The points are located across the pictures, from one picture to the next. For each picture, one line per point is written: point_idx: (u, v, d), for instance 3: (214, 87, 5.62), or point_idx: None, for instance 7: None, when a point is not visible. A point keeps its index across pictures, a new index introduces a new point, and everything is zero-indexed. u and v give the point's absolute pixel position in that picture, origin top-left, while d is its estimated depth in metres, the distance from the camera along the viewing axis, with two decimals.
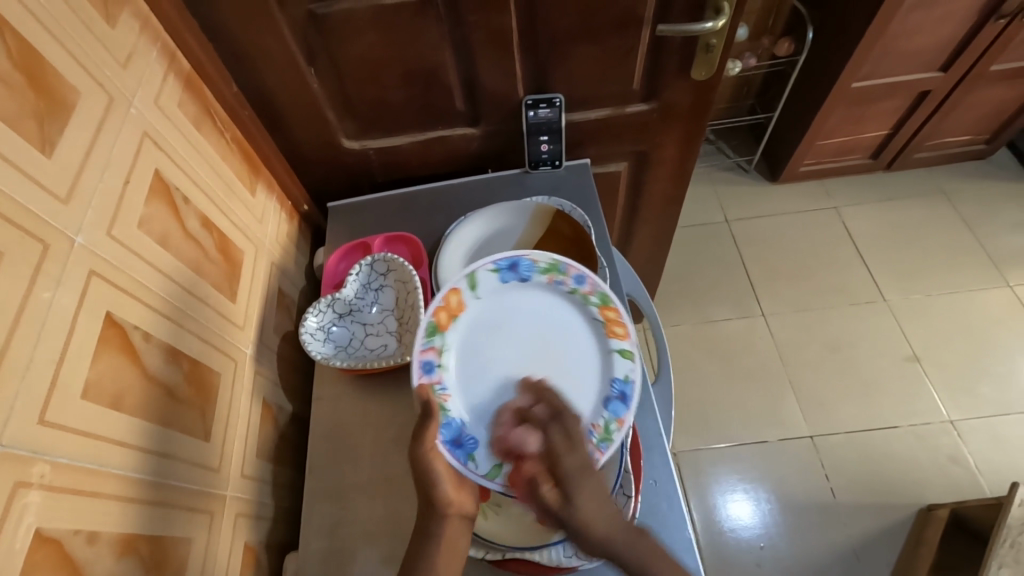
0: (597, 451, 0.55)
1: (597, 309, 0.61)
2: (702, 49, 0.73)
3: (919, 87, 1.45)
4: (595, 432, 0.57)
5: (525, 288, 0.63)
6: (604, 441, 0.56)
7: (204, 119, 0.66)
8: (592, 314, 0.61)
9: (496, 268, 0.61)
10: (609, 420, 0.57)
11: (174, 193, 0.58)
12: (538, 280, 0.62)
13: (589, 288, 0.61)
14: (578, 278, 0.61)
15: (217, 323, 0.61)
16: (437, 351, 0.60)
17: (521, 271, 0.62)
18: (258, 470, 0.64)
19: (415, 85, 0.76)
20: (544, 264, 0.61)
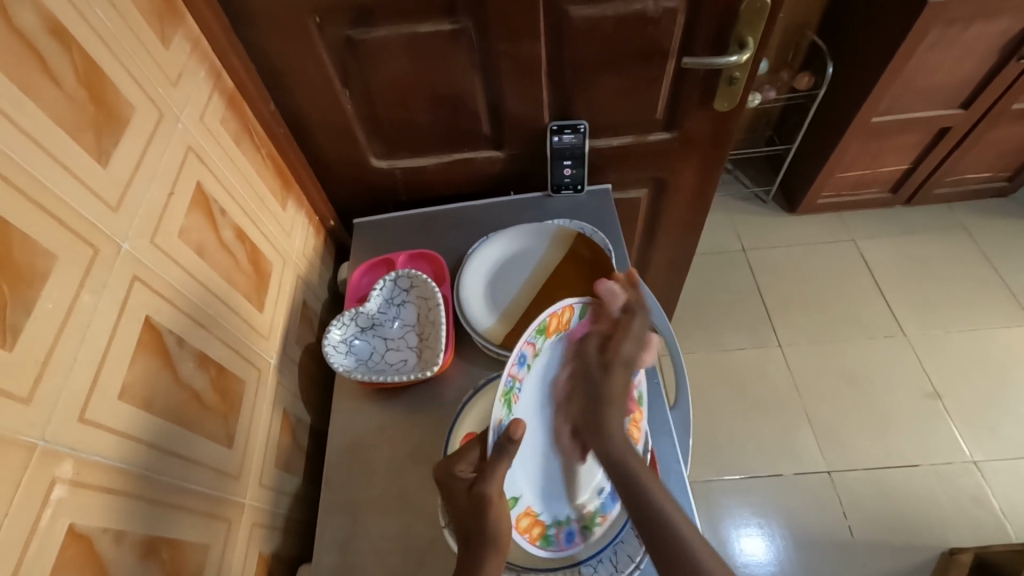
0: (580, 536, 0.57)
1: (627, 402, 0.64)
2: (725, 82, 0.75)
3: (939, 124, 1.45)
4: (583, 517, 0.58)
5: (597, 354, 0.63)
6: (588, 529, 0.58)
7: (243, 135, 0.68)
8: (622, 403, 0.64)
9: (586, 310, 0.62)
10: (597, 510, 0.59)
11: (213, 204, 0.60)
12: (615, 348, 0.64)
13: (636, 385, 0.65)
14: (634, 370, 0.64)
15: (243, 331, 0.62)
16: (535, 348, 0.57)
17: (611, 332, 0.63)
18: (274, 480, 0.65)
19: (442, 109, 0.78)
20: (622, 338, 0.64)
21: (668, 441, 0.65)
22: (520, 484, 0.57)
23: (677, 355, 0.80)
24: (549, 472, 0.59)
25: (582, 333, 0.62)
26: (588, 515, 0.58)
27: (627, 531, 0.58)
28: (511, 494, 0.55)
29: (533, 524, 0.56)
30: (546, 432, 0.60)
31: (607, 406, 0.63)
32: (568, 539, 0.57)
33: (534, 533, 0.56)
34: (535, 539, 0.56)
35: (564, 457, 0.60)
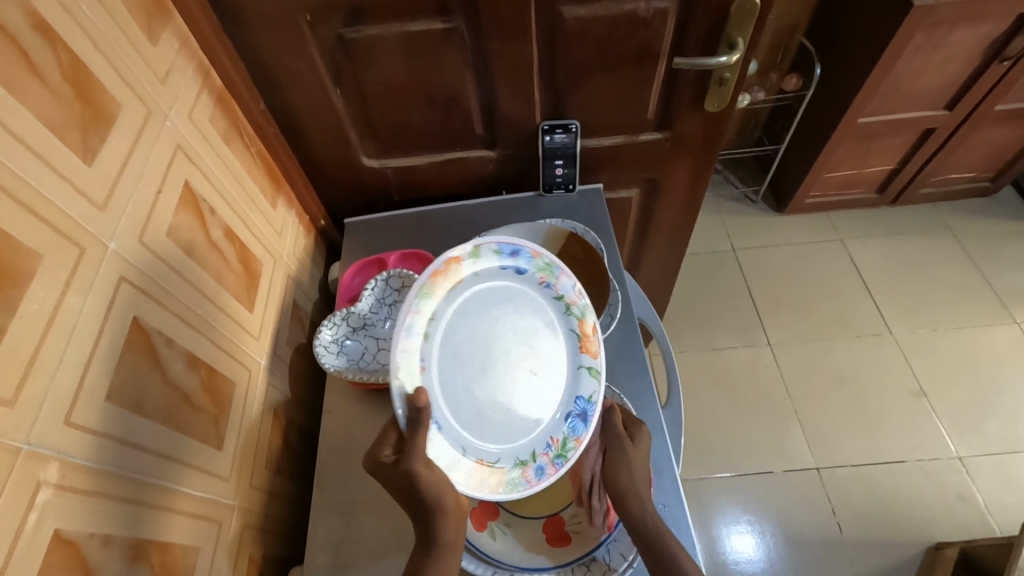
0: (554, 467, 0.58)
1: (576, 322, 0.62)
2: (715, 82, 0.75)
3: (924, 125, 1.47)
4: (552, 447, 0.59)
5: (510, 296, 0.63)
6: (560, 458, 0.58)
7: (233, 134, 0.68)
8: (571, 324, 0.62)
9: (496, 252, 0.62)
10: (567, 437, 0.59)
11: (202, 203, 0.59)
12: (531, 276, 0.63)
13: (575, 298, 0.62)
14: (567, 285, 0.62)
15: (233, 332, 0.62)
16: (422, 314, 0.58)
17: (517, 263, 0.62)
18: (265, 482, 0.64)
19: (435, 109, 0.78)
20: (539, 263, 0.62)
21: (661, 439, 0.65)
22: (462, 441, 0.58)
23: (670, 355, 0.81)
24: (493, 418, 0.59)
25: (480, 280, 0.62)
26: (557, 445, 0.59)
27: (620, 529, 0.58)
28: (448, 456, 0.57)
29: (487, 474, 0.58)
30: (489, 387, 0.60)
31: (544, 333, 0.62)
32: (539, 475, 0.58)
33: (491, 482, 0.58)
34: (498, 488, 0.57)
35: (510, 399, 0.60)
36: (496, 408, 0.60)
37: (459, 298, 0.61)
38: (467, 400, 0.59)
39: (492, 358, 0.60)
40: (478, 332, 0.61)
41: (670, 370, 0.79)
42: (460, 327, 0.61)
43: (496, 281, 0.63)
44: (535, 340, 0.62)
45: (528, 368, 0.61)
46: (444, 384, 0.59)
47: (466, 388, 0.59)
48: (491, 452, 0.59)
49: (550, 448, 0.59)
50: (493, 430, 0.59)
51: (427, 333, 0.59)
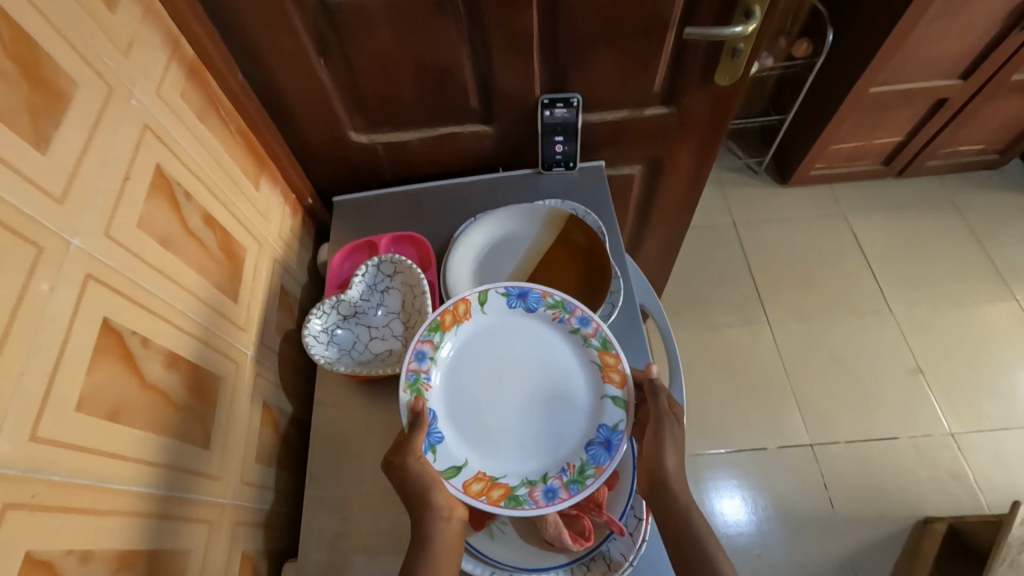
0: (568, 491, 0.55)
1: (597, 352, 0.61)
2: (727, 54, 0.70)
3: (936, 96, 1.42)
4: (568, 471, 0.57)
5: (522, 329, 0.63)
6: (576, 483, 0.56)
7: (208, 110, 0.63)
8: (592, 356, 0.61)
9: (506, 293, 0.63)
10: (586, 464, 0.57)
11: (176, 188, 0.55)
12: (543, 313, 0.63)
13: (593, 330, 0.61)
14: (582, 319, 0.62)
15: (218, 325, 0.59)
16: (434, 345, 0.61)
17: (528, 302, 0.63)
18: (258, 476, 0.62)
19: (427, 82, 0.73)
20: (551, 299, 0.62)
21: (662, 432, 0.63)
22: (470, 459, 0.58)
23: (671, 339, 0.79)
24: (504, 444, 0.59)
25: (492, 317, 0.63)
26: (573, 470, 0.56)
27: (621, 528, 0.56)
28: (450, 465, 0.57)
29: (488, 487, 0.56)
30: (500, 414, 0.60)
31: (562, 365, 0.61)
32: (547, 498, 0.55)
33: (494, 495, 0.56)
34: (498, 500, 0.56)
35: (522, 426, 0.59)
36: (508, 434, 0.59)
37: (470, 333, 0.63)
38: (478, 425, 0.59)
39: (506, 388, 0.61)
40: (492, 364, 0.62)
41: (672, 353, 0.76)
42: (472, 359, 0.62)
43: (508, 316, 0.63)
44: (553, 371, 0.61)
45: (544, 400, 0.60)
46: (454, 410, 0.60)
47: (478, 413, 0.60)
48: (499, 470, 0.58)
49: (565, 473, 0.57)
50: (503, 452, 0.58)
51: (437, 360, 0.61)
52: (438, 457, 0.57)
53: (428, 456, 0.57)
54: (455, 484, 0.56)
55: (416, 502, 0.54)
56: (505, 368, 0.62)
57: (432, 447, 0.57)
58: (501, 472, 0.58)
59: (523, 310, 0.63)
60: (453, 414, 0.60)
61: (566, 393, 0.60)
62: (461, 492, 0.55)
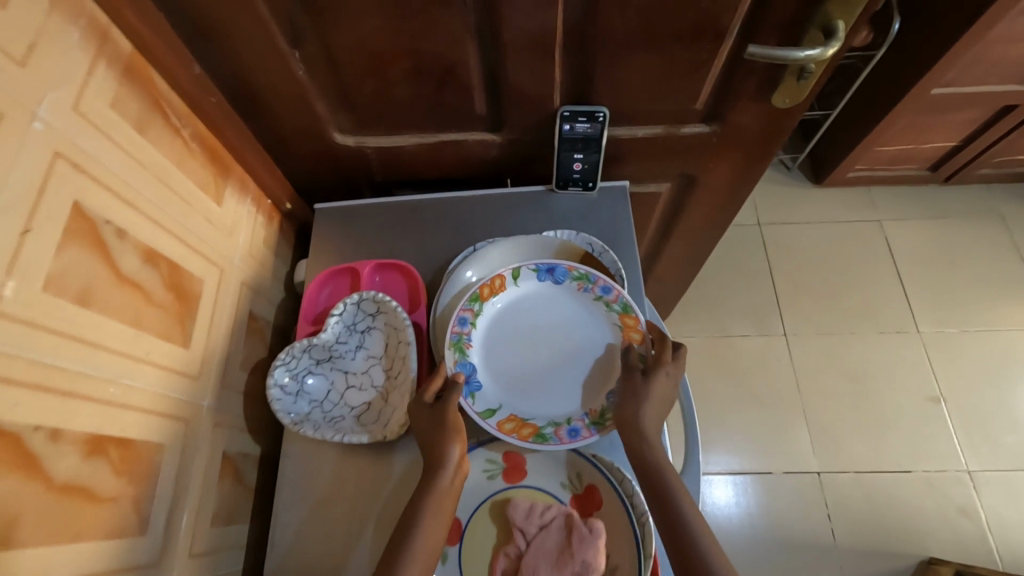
0: (590, 431, 0.55)
1: (618, 315, 0.58)
2: (794, 74, 0.57)
3: (1004, 100, 1.26)
4: (589, 415, 0.56)
5: (552, 297, 0.60)
6: (597, 424, 0.55)
7: (151, 117, 0.51)
8: (614, 318, 0.59)
9: (535, 269, 0.60)
10: (606, 406, 0.56)
11: (103, 228, 0.45)
12: (567, 286, 0.60)
13: (614, 297, 0.58)
14: (604, 288, 0.59)
15: (159, 382, 0.50)
16: (474, 314, 0.60)
17: (555, 276, 0.60)
18: (209, 541, 0.55)
19: (424, 83, 0.61)
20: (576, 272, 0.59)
21: None
22: (502, 403, 0.57)
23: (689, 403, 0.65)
24: (534, 394, 0.57)
25: (524, 288, 0.61)
26: (594, 413, 0.56)
27: None
28: (483, 407, 0.56)
29: (519, 425, 0.55)
30: (530, 368, 0.58)
31: (589, 325, 0.59)
32: (572, 435, 0.55)
33: (524, 433, 0.55)
34: (528, 437, 0.55)
35: (550, 379, 0.58)
36: (537, 386, 0.58)
37: (504, 302, 0.61)
38: (511, 378, 0.58)
39: (537, 346, 0.59)
40: (524, 327, 0.60)
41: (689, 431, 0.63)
42: (505, 322, 0.60)
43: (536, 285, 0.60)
44: (582, 330, 0.59)
45: (571, 355, 0.59)
46: (490, 366, 0.58)
47: (509, 368, 0.58)
48: (527, 411, 0.57)
49: (587, 415, 0.56)
50: (533, 397, 0.57)
51: (476, 326, 0.60)
52: (471, 400, 0.56)
53: (467, 400, 0.56)
54: (490, 424, 0.55)
55: (429, 453, 0.51)
56: (536, 328, 0.60)
57: (471, 393, 0.57)
58: (529, 413, 0.57)
59: (550, 284, 0.60)
60: (489, 371, 0.58)
61: (593, 349, 0.59)
62: (495, 430, 0.54)
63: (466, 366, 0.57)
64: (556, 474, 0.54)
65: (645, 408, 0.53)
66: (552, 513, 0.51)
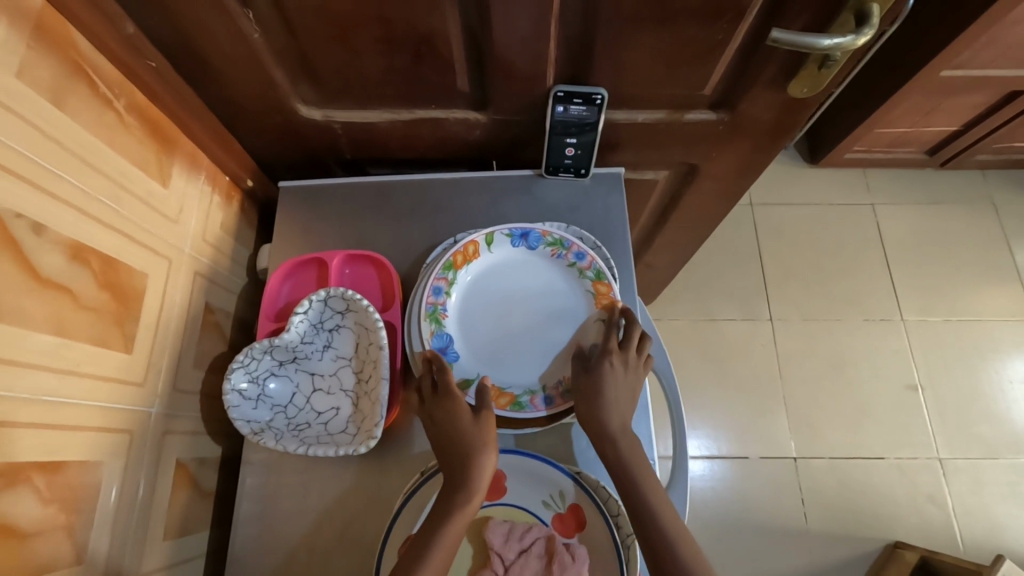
0: (564, 400, 0.54)
1: (590, 283, 0.57)
2: (816, 63, 0.51)
3: (1011, 85, 1.21)
4: (563, 383, 0.55)
5: (525, 265, 0.59)
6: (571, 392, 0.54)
7: (73, 87, 0.44)
8: (586, 285, 0.58)
9: (509, 234, 0.58)
10: None
11: (11, 223, 0.38)
12: (542, 252, 0.59)
13: (588, 263, 0.58)
14: (579, 254, 0.58)
15: (95, 394, 0.45)
16: (448, 283, 0.57)
17: (529, 242, 0.59)
18: (162, 557, 0.52)
19: (398, 54, 0.53)
20: (551, 237, 0.58)
21: None
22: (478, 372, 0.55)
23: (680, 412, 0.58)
24: (509, 362, 0.56)
25: (498, 256, 0.59)
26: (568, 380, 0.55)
27: None
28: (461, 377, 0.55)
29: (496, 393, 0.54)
30: (504, 336, 0.57)
31: (561, 291, 0.58)
32: (546, 402, 0.54)
33: (501, 402, 0.54)
34: (505, 406, 0.54)
35: (525, 347, 0.56)
36: (512, 354, 0.56)
37: (475, 271, 0.59)
38: (486, 347, 0.56)
39: (512, 314, 0.57)
40: (497, 294, 0.58)
41: (678, 441, 0.58)
42: (479, 291, 0.58)
43: (511, 251, 0.59)
44: (555, 297, 0.58)
45: (546, 323, 0.57)
46: (465, 336, 0.57)
47: (484, 337, 0.57)
48: (504, 379, 0.55)
49: (561, 383, 0.55)
50: (509, 366, 0.56)
51: (451, 297, 0.57)
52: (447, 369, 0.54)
53: None
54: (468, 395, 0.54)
55: (456, 455, 0.49)
56: (510, 295, 0.58)
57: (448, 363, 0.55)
58: (506, 381, 0.55)
59: (524, 250, 0.59)
60: (463, 341, 0.56)
61: (566, 317, 0.57)
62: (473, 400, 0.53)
63: (442, 336, 0.56)
64: (537, 492, 0.50)
65: (606, 397, 0.51)
66: (532, 537, 0.48)
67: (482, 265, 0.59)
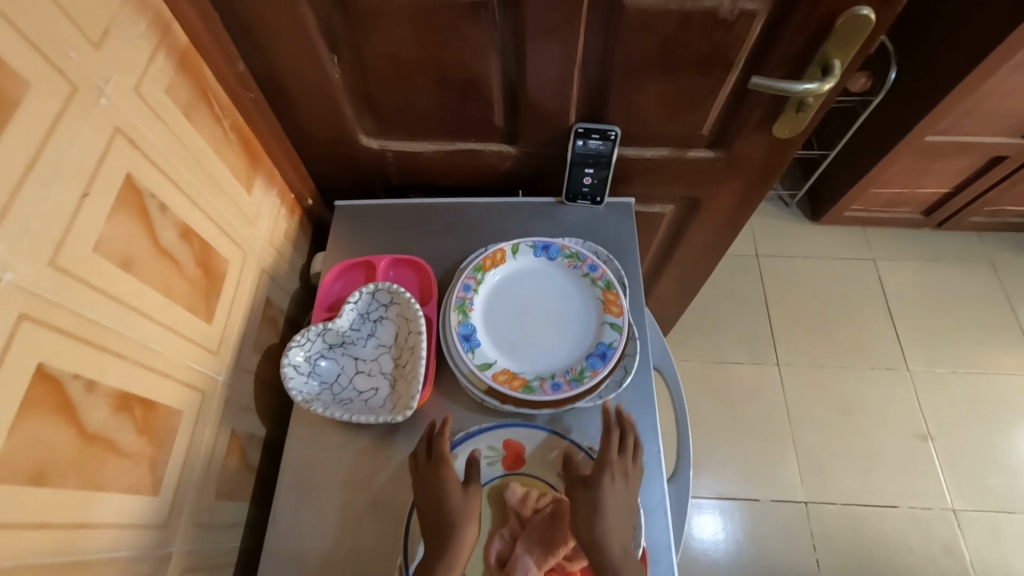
0: (569, 387, 0.59)
1: (601, 291, 0.65)
2: (793, 107, 0.62)
3: (995, 151, 1.31)
4: (570, 372, 0.61)
5: (545, 273, 0.67)
6: (576, 380, 0.60)
7: (198, 105, 0.55)
8: (596, 293, 0.65)
9: (532, 246, 0.67)
10: (585, 367, 0.61)
11: (149, 201, 0.48)
12: (559, 263, 0.67)
13: (600, 274, 0.66)
14: (592, 266, 0.66)
15: (184, 353, 0.53)
16: (477, 282, 0.66)
17: (549, 254, 0.67)
18: (213, 514, 0.57)
19: (449, 94, 0.65)
20: (569, 250, 0.67)
21: (660, 525, 0.56)
22: (497, 358, 0.62)
23: (682, 405, 0.67)
24: (525, 353, 0.63)
25: (522, 264, 0.68)
26: (574, 371, 0.60)
27: None
28: (481, 359, 0.61)
29: (510, 377, 0.61)
30: (522, 331, 0.64)
31: (575, 298, 0.66)
32: (555, 388, 0.59)
33: (514, 384, 0.60)
34: (517, 388, 0.60)
35: (540, 342, 0.63)
36: (528, 346, 0.63)
37: (502, 275, 0.67)
38: (506, 339, 0.64)
39: (531, 313, 0.65)
40: (519, 295, 0.66)
41: (681, 433, 0.65)
42: (504, 291, 0.66)
43: (532, 260, 0.67)
44: (570, 302, 0.66)
45: (560, 323, 0.64)
46: (488, 327, 0.64)
47: (505, 329, 0.64)
48: (519, 367, 0.62)
49: (568, 372, 0.61)
50: (525, 356, 0.63)
51: (479, 294, 0.66)
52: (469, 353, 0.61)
53: (467, 353, 0.61)
54: (486, 375, 0.60)
55: (439, 525, 0.52)
56: (531, 297, 0.66)
57: (471, 348, 0.62)
58: (521, 368, 0.62)
59: (544, 261, 0.67)
60: (486, 331, 0.64)
61: (578, 319, 0.65)
62: (490, 380, 0.60)
63: (469, 324, 0.63)
64: (552, 465, 0.57)
65: (604, 515, 0.51)
66: (545, 500, 0.54)
67: (508, 269, 0.67)
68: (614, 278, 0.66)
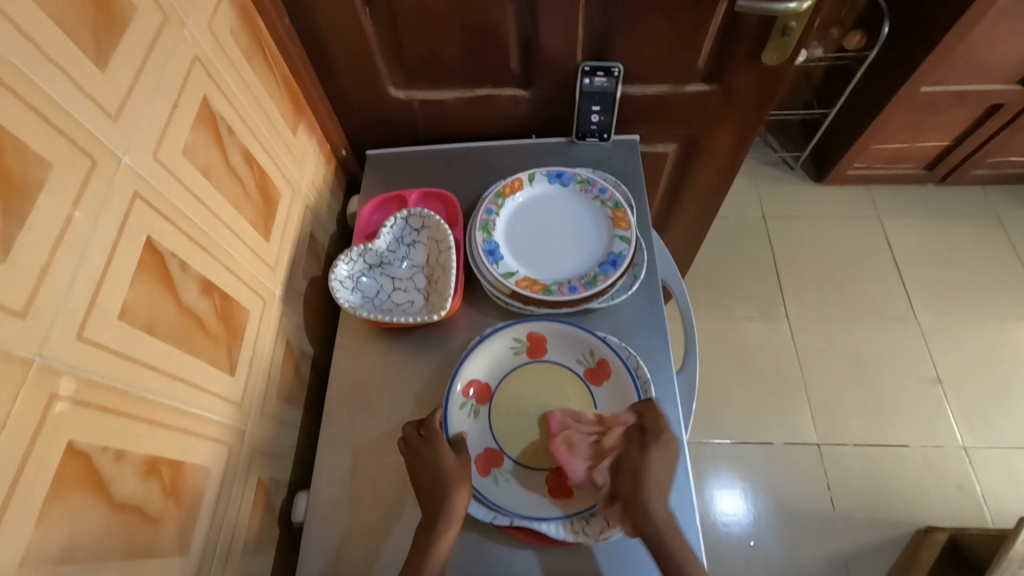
0: (584, 290, 0.66)
1: (610, 211, 0.72)
2: (779, 31, 0.68)
3: (991, 99, 1.36)
4: (585, 278, 0.68)
5: (559, 198, 0.75)
6: (590, 284, 0.67)
7: (254, 50, 0.64)
8: (605, 212, 0.72)
9: (546, 174, 0.75)
10: (597, 273, 0.68)
11: (220, 123, 0.57)
12: (572, 189, 0.74)
13: (609, 196, 0.72)
14: (601, 189, 0.73)
15: (250, 262, 0.61)
16: (498, 207, 0.73)
17: (562, 181, 0.75)
18: (276, 410, 0.65)
19: (468, 41, 0.73)
20: (580, 176, 0.74)
21: (671, 407, 0.62)
22: (519, 269, 0.70)
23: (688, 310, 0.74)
24: (545, 265, 0.70)
25: (538, 191, 0.75)
26: (589, 276, 0.68)
27: None
28: (505, 269, 0.69)
29: (531, 283, 0.68)
30: (541, 247, 0.72)
31: (587, 218, 0.73)
32: (571, 290, 0.67)
33: (535, 288, 0.68)
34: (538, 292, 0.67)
35: (559, 254, 0.71)
36: (548, 259, 0.71)
37: (520, 201, 0.75)
38: (527, 253, 0.71)
39: (549, 231, 0.73)
40: (537, 217, 0.74)
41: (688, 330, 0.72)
42: (523, 214, 0.74)
43: (547, 187, 0.75)
44: (584, 221, 0.73)
45: (576, 239, 0.72)
46: (511, 244, 0.72)
47: (526, 245, 0.72)
48: (540, 276, 0.70)
49: (583, 278, 0.68)
50: (545, 266, 0.70)
51: (500, 216, 0.73)
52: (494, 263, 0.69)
53: (492, 264, 0.69)
54: (509, 282, 0.68)
55: (433, 493, 0.56)
56: (549, 218, 0.74)
57: (496, 260, 0.70)
58: (542, 276, 0.70)
59: (558, 187, 0.75)
60: (509, 247, 0.72)
61: (592, 235, 0.72)
62: (513, 284, 0.67)
63: (493, 241, 0.71)
64: (572, 353, 0.64)
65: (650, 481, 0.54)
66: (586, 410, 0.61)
67: (526, 195, 0.75)
68: (622, 199, 0.73)
